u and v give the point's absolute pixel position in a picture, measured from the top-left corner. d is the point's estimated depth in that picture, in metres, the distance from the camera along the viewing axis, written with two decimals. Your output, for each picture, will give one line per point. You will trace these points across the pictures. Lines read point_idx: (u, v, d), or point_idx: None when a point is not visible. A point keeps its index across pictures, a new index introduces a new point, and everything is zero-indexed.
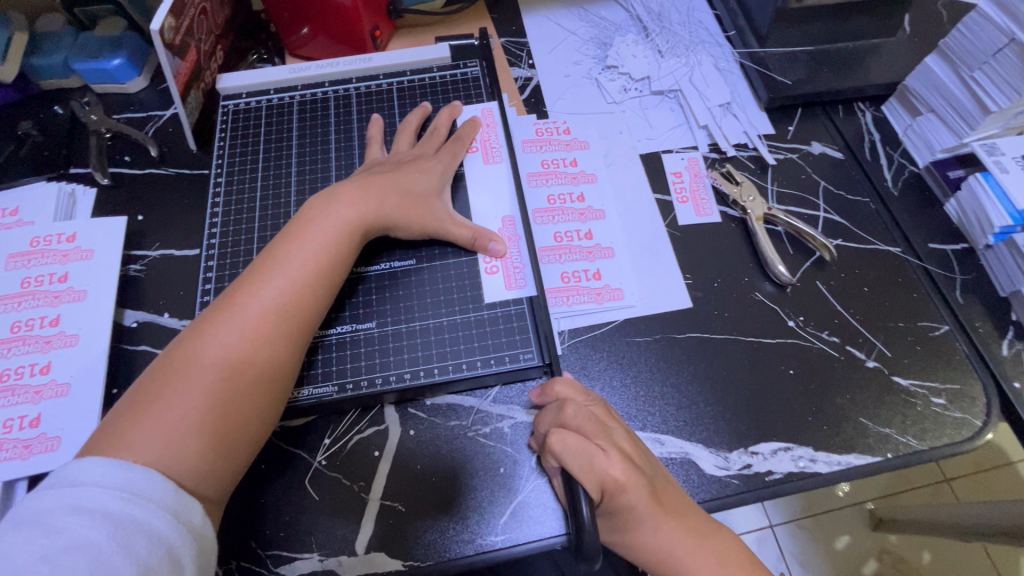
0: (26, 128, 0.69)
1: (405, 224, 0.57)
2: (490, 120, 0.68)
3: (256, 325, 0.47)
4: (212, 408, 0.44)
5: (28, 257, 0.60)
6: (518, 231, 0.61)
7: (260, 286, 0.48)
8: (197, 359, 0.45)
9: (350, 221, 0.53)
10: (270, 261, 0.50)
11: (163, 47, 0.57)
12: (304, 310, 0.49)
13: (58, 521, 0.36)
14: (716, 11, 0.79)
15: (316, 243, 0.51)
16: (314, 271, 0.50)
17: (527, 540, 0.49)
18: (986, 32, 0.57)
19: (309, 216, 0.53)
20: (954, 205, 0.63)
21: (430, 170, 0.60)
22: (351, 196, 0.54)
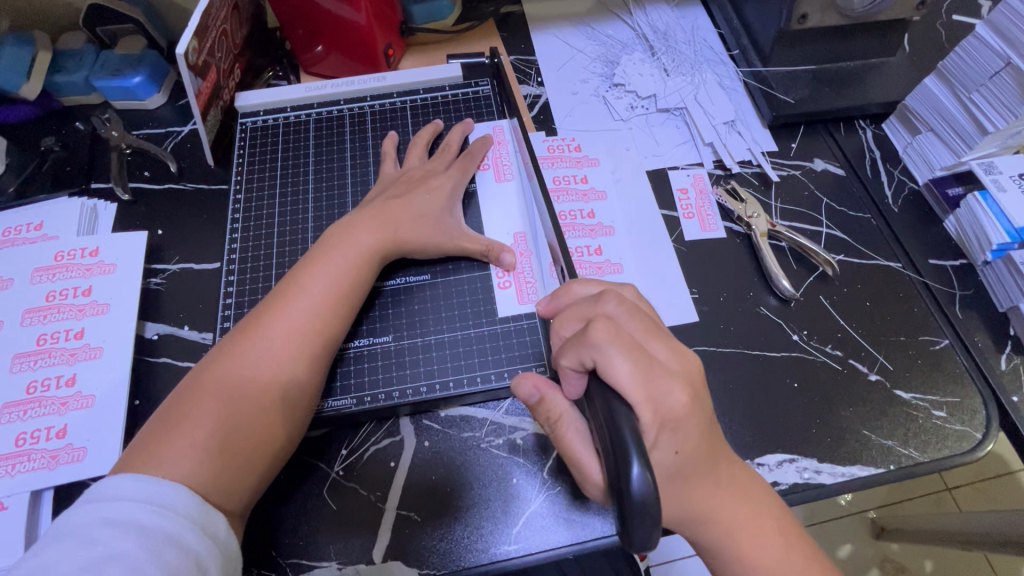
0: (49, 144, 0.71)
1: (420, 241, 0.58)
2: (502, 137, 0.70)
3: (279, 346, 0.49)
4: (237, 426, 0.46)
5: (52, 271, 0.61)
6: (531, 246, 0.63)
7: (283, 309, 0.51)
8: (224, 380, 0.47)
9: (368, 244, 0.56)
10: (292, 285, 0.52)
11: (187, 69, 0.59)
12: (324, 330, 0.51)
13: (94, 532, 0.38)
14: (719, 30, 0.81)
15: (336, 267, 0.54)
16: (333, 294, 0.53)
17: (539, 549, 0.51)
18: (983, 55, 0.58)
19: (330, 241, 0.56)
20: (953, 221, 0.64)
21: (441, 188, 0.62)
22: (369, 221, 0.57)
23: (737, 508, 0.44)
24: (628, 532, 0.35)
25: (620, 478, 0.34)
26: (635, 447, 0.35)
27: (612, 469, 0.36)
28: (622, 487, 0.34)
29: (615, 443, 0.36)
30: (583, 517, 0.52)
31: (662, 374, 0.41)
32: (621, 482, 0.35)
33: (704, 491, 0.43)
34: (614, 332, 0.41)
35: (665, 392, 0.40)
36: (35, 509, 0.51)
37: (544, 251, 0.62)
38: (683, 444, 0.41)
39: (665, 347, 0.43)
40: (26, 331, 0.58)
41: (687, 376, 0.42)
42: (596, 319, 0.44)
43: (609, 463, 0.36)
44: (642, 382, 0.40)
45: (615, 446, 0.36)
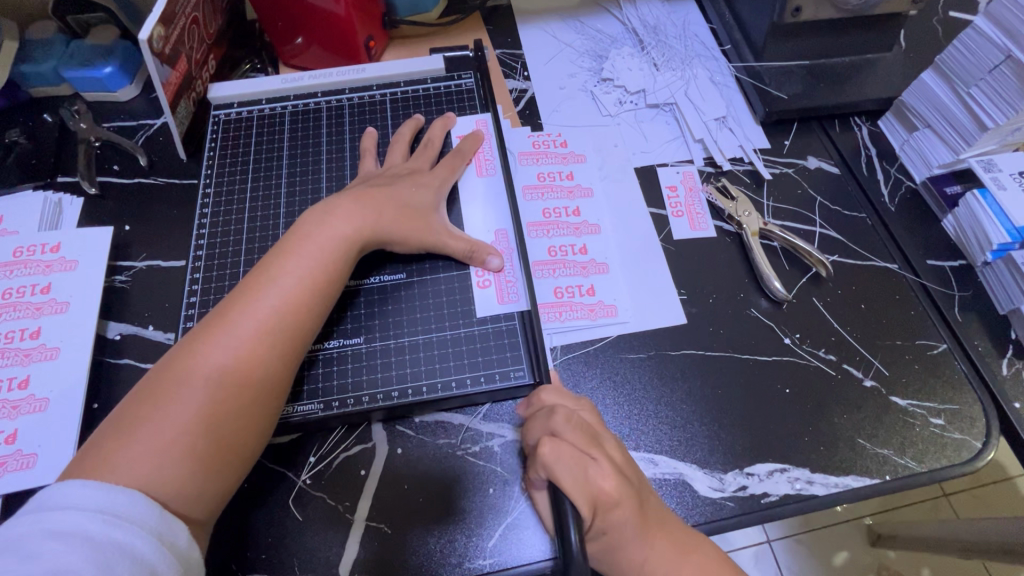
0: (13, 136, 0.68)
1: (397, 238, 0.56)
2: (485, 131, 0.67)
3: (247, 344, 0.46)
4: (202, 430, 0.43)
5: (10, 268, 0.59)
6: (512, 244, 0.60)
7: (252, 303, 0.48)
8: (188, 378, 0.44)
9: (344, 236, 0.53)
10: (263, 278, 0.49)
11: (152, 57, 0.56)
12: (296, 327, 0.49)
13: (35, 545, 0.35)
14: (711, 24, 0.79)
15: (311, 259, 0.51)
16: (308, 287, 0.49)
17: (517, 564, 0.48)
18: (982, 48, 0.56)
19: (304, 232, 0.52)
20: (952, 221, 0.62)
21: (423, 185, 0.59)
22: (346, 212, 0.54)
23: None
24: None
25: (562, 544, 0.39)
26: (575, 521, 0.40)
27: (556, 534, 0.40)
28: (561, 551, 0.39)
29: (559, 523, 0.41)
30: None
31: (601, 470, 0.43)
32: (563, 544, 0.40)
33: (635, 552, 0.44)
34: (563, 443, 0.43)
35: (603, 486, 0.43)
36: None
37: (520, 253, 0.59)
38: (613, 520, 0.43)
39: (608, 449, 0.45)
40: None
41: (623, 470, 0.45)
42: (549, 422, 0.46)
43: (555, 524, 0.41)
44: (581, 483, 0.42)
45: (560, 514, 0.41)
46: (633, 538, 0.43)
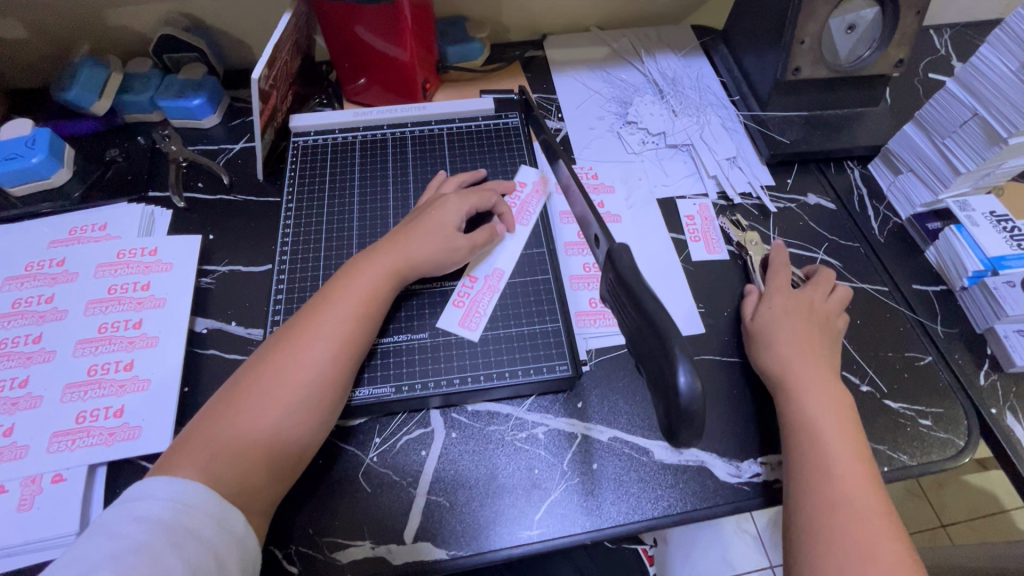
0: (113, 155, 0.78)
1: (434, 263, 0.62)
2: (540, 188, 0.74)
3: (311, 352, 0.54)
4: (266, 431, 0.50)
5: (114, 267, 0.67)
6: (500, 285, 0.65)
7: (314, 320, 0.56)
8: (258, 383, 0.52)
9: (394, 264, 0.60)
10: (325, 299, 0.57)
11: (257, 93, 0.67)
12: (351, 339, 0.56)
13: (121, 527, 0.41)
14: (722, 78, 0.91)
15: (366, 284, 0.59)
16: (361, 307, 0.57)
17: (561, 536, 0.54)
18: (954, 107, 0.66)
19: (360, 263, 0.60)
20: (933, 252, 0.71)
21: (445, 204, 0.65)
22: (388, 248, 0.61)
23: (839, 447, 0.52)
24: (673, 430, 0.37)
25: (668, 382, 0.36)
26: (683, 358, 0.36)
27: (659, 382, 0.37)
28: (670, 392, 0.36)
29: (660, 347, 0.37)
30: (602, 507, 0.55)
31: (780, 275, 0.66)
32: (669, 386, 0.37)
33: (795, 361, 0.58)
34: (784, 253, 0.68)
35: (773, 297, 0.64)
36: (89, 482, 0.55)
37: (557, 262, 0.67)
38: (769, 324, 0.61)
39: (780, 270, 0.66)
40: (89, 319, 0.63)
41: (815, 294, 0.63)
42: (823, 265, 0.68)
43: (652, 372, 0.38)
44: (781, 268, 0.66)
45: (659, 356, 0.37)
46: (777, 347, 0.59)
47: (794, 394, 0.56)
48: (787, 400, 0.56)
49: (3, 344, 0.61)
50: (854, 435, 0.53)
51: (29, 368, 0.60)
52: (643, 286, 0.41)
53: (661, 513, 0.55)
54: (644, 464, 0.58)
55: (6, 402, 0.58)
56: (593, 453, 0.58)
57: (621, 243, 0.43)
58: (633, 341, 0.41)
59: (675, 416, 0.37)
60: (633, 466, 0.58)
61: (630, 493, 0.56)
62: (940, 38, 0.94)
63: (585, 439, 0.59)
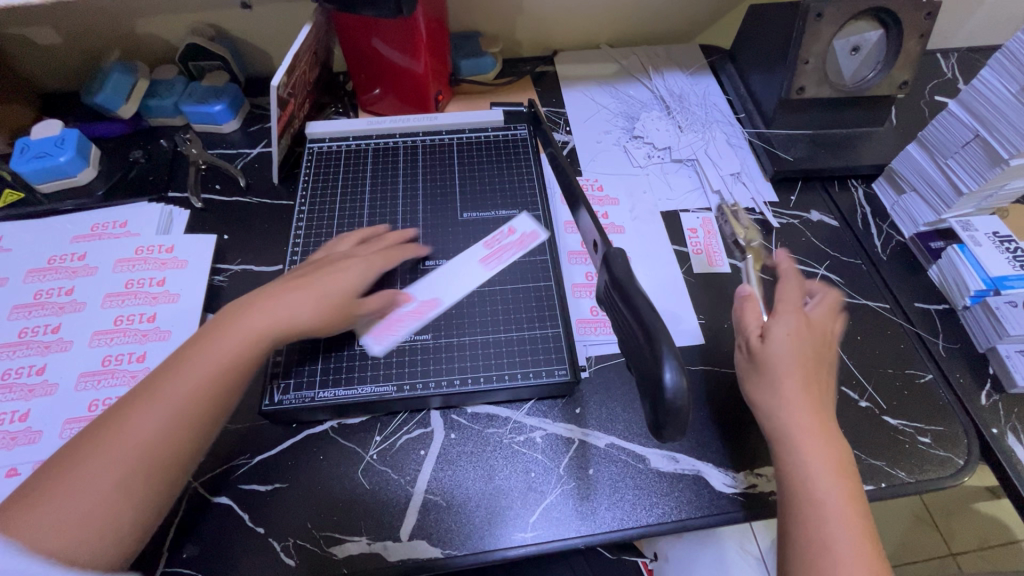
0: (136, 156, 0.82)
1: (323, 323, 0.57)
2: (525, 241, 0.71)
3: (175, 398, 0.48)
4: (113, 492, 0.44)
5: (132, 262, 0.70)
6: (428, 316, 0.65)
7: (182, 366, 0.50)
8: (108, 439, 0.46)
9: (275, 326, 0.54)
10: (200, 342, 0.51)
11: (276, 100, 0.70)
12: (219, 384, 0.50)
13: None
14: (729, 96, 0.92)
15: (240, 344, 0.52)
16: (236, 348, 0.51)
17: (556, 538, 0.55)
18: (955, 128, 0.67)
19: (233, 319, 0.53)
20: (936, 271, 0.72)
21: (349, 267, 0.61)
22: (271, 295, 0.55)
23: (844, 510, 0.48)
24: (659, 427, 0.39)
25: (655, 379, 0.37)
26: (670, 355, 0.37)
27: (648, 379, 0.39)
28: (657, 389, 0.38)
29: (650, 345, 0.38)
30: (597, 511, 0.56)
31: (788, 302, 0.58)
32: (656, 383, 0.38)
33: (797, 401, 0.52)
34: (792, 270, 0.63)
35: (785, 320, 0.56)
36: None
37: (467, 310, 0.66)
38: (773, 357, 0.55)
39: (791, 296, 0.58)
40: (105, 312, 0.66)
41: (821, 330, 0.58)
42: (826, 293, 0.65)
43: (642, 370, 0.40)
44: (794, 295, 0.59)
45: (648, 354, 0.38)
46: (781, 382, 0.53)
47: (797, 448, 0.51)
48: (785, 443, 0.52)
49: (23, 332, 0.64)
50: (858, 496, 0.49)
51: (46, 357, 0.62)
52: (637, 289, 0.42)
53: (656, 520, 0.56)
54: (640, 471, 0.58)
55: (23, 388, 0.60)
56: (590, 457, 0.59)
57: (617, 248, 0.44)
58: (626, 341, 0.43)
59: (662, 413, 0.38)
60: (629, 473, 0.58)
61: (625, 499, 0.57)
62: (946, 62, 0.96)
63: (582, 444, 0.60)
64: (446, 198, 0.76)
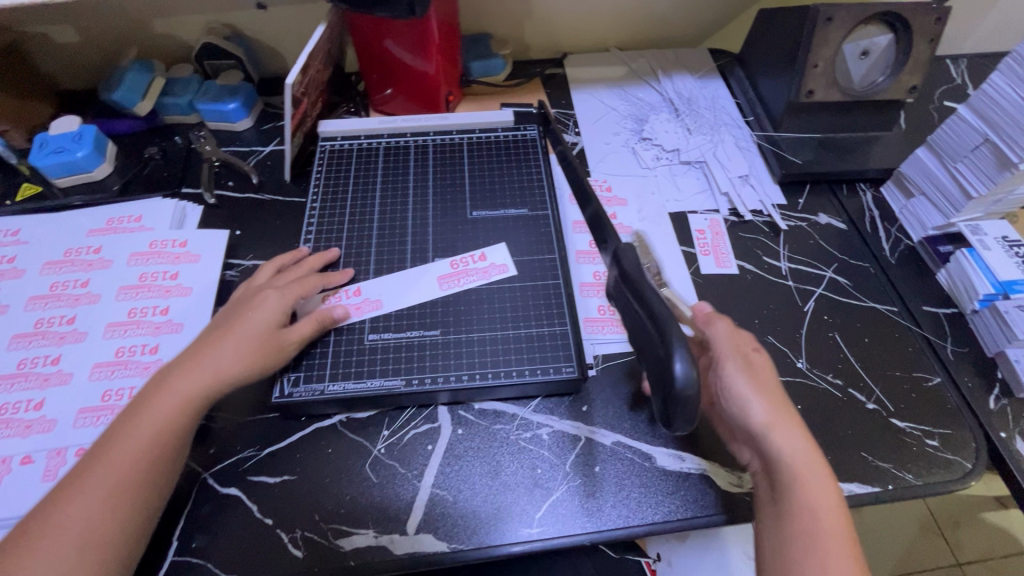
0: (151, 153, 0.83)
1: (253, 367, 0.56)
2: (489, 271, 0.69)
3: (118, 469, 0.49)
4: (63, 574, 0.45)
5: (146, 256, 0.71)
6: (365, 314, 0.65)
7: (124, 436, 0.50)
8: (55, 523, 0.46)
9: (195, 388, 0.53)
10: (140, 408, 0.52)
11: (290, 98, 0.71)
12: (160, 449, 0.51)
13: None
14: (737, 99, 0.93)
15: (162, 413, 0.52)
16: (175, 411, 0.52)
17: (562, 536, 0.55)
18: (965, 131, 0.67)
19: (155, 390, 0.53)
20: (945, 275, 0.72)
21: (263, 303, 0.60)
22: (200, 351, 0.55)
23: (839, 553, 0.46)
24: (669, 420, 0.40)
25: (666, 370, 0.37)
26: (681, 347, 0.38)
27: (658, 369, 0.39)
28: (667, 379, 0.38)
29: (661, 337, 0.39)
30: (602, 509, 0.56)
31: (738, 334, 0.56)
32: (666, 373, 0.38)
33: (794, 438, 0.50)
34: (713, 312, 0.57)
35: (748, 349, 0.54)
36: None
37: (404, 321, 0.65)
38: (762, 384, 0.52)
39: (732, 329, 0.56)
40: (119, 304, 0.67)
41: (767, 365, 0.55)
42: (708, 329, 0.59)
43: (653, 361, 0.40)
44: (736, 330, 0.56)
45: (659, 345, 0.39)
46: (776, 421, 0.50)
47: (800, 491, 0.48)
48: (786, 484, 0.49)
49: (39, 323, 0.65)
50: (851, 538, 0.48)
51: (61, 347, 0.63)
52: (648, 283, 0.42)
53: (662, 519, 0.56)
54: (646, 470, 0.58)
55: (38, 378, 0.61)
56: (596, 455, 0.59)
57: (627, 243, 0.45)
58: (636, 336, 0.43)
59: (673, 403, 0.38)
60: (635, 472, 0.58)
61: (631, 497, 0.57)
62: (956, 68, 0.96)
63: (589, 442, 0.60)
64: (456, 197, 0.76)
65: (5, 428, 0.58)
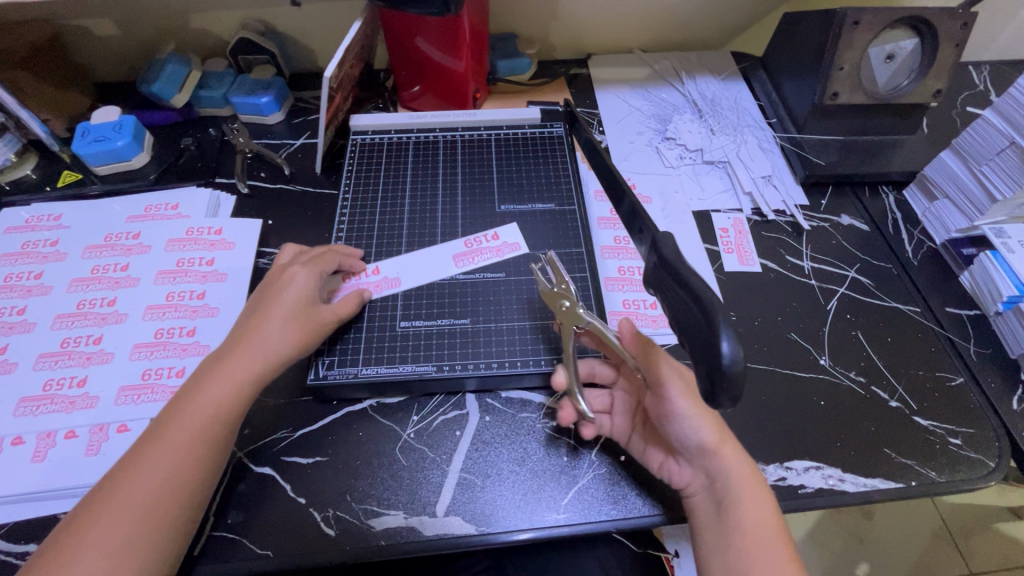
0: (186, 144, 0.85)
1: (298, 343, 0.57)
2: (502, 248, 0.71)
3: (180, 446, 0.50)
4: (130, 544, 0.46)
5: (183, 243, 0.73)
6: (387, 293, 0.67)
7: (184, 414, 0.51)
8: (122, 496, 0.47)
9: (247, 368, 0.54)
10: (197, 387, 0.53)
11: (327, 90, 0.73)
12: (219, 428, 0.52)
13: None
14: (760, 102, 0.94)
15: (218, 393, 0.53)
16: (231, 390, 0.53)
17: (589, 522, 0.56)
18: (991, 135, 0.68)
19: (201, 377, 0.54)
20: (968, 277, 0.72)
21: (294, 282, 0.60)
22: (249, 331, 0.56)
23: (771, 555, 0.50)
24: (713, 395, 0.40)
25: (712, 350, 0.39)
26: (726, 329, 0.39)
27: (702, 349, 0.40)
28: (712, 358, 0.39)
29: (707, 321, 0.40)
30: (628, 497, 0.57)
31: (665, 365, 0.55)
32: (711, 353, 0.39)
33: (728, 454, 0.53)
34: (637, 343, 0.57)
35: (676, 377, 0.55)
36: None
37: (435, 309, 0.66)
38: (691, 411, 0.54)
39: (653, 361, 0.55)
40: (158, 288, 0.69)
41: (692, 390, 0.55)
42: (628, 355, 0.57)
43: (696, 342, 0.41)
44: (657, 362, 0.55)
45: (703, 326, 0.40)
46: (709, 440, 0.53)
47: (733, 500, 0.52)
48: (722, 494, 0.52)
49: (81, 304, 0.67)
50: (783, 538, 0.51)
51: (102, 328, 0.65)
52: (687, 268, 0.43)
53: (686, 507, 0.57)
54: None
55: (81, 357, 0.63)
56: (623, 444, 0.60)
57: (665, 231, 0.46)
58: (676, 321, 0.44)
59: (716, 381, 0.39)
60: None
61: (656, 489, 0.58)
62: (979, 74, 0.96)
63: None
64: (484, 191, 0.78)
65: (50, 403, 0.60)
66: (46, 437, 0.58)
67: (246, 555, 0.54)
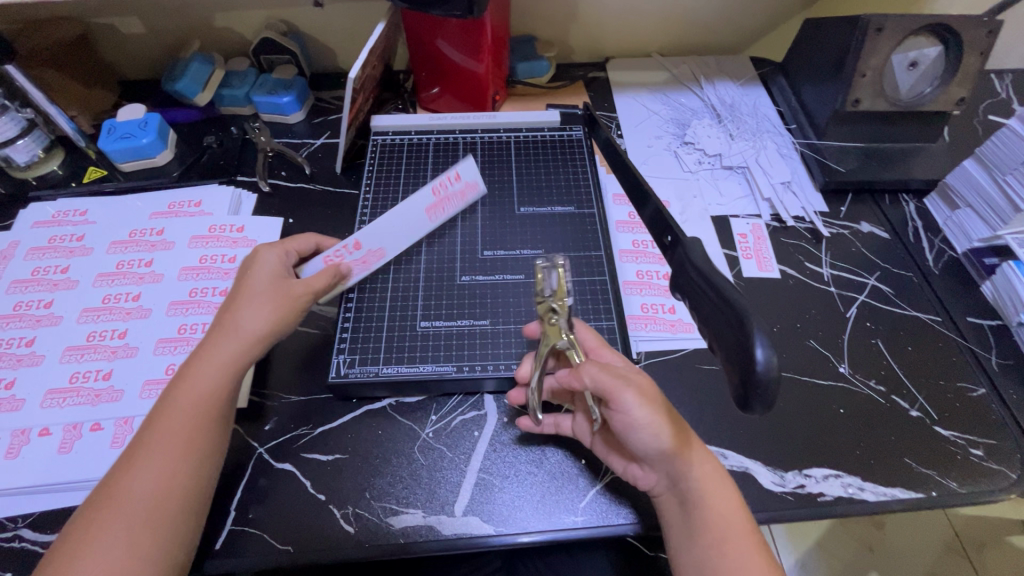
0: (208, 141, 0.86)
1: (281, 318, 0.57)
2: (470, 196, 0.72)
3: (176, 425, 0.51)
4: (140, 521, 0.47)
5: (206, 240, 0.74)
6: (373, 264, 0.67)
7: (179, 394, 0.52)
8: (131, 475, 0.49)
9: (230, 346, 0.54)
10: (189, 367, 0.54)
11: (350, 91, 0.74)
12: (212, 406, 0.52)
13: None
14: (779, 107, 0.94)
15: (209, 372, 0.53)
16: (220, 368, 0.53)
17: (603, 525, 0.56)
18: (1016, 144, 0.68)
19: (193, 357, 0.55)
20: (990, 287, 0.72)
21: (266, 261, 0.60)
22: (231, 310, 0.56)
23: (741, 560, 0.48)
24: (745, 400, 0.40)
25: (746, 356, 0.39)
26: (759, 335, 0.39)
27: (737, 355, 0.40)
28: (746, 364, 0.39)
29: (739, 327, 0.40)
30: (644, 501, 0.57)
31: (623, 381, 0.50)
32: (745, 358, 0.39)
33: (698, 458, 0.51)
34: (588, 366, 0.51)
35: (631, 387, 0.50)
36: None
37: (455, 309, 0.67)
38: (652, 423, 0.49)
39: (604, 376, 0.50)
40: (181, 284, 0.70)
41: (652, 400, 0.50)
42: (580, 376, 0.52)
43: (729, 347, 0.41)
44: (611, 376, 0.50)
45: (737, 332, 0.40)
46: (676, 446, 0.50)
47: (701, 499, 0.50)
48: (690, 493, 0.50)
49: (106, 299, 0.68)
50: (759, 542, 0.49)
51: (127, 322, 0.66)
52: (717, 273, 0.44)
53: None
54: None
55: (106, 350, 0.64)
56: None
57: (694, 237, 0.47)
58: (706, 328, 0.44)
59: (748, 386, 0.39)
60: None
61: None
62: (1001, 83, 0.95)
63: None
64: (504, 192, 0.78)
65: (77, 396, 0.61)
66: (72, 429, 0.59)
67: (266, 551, 0.54)
